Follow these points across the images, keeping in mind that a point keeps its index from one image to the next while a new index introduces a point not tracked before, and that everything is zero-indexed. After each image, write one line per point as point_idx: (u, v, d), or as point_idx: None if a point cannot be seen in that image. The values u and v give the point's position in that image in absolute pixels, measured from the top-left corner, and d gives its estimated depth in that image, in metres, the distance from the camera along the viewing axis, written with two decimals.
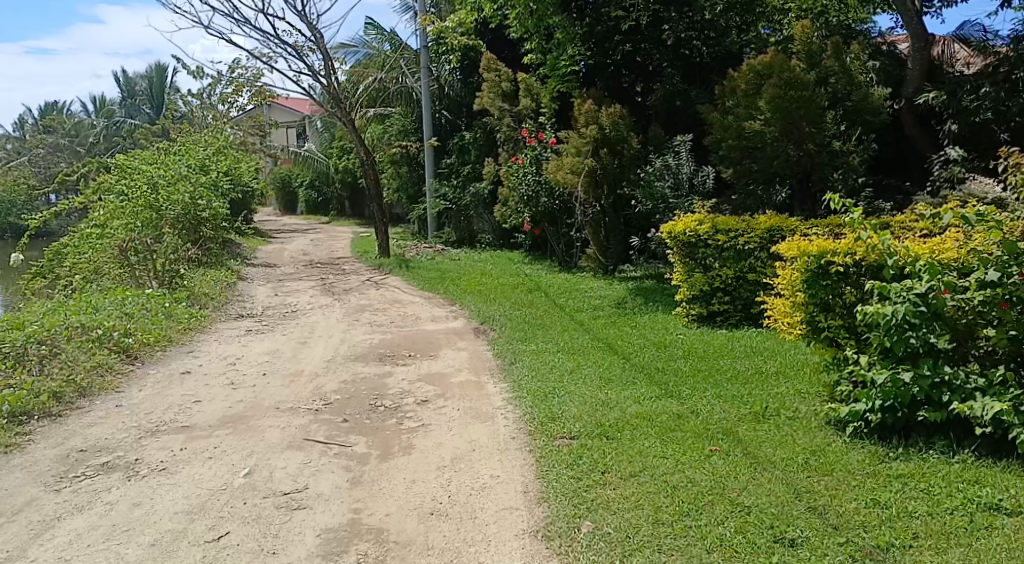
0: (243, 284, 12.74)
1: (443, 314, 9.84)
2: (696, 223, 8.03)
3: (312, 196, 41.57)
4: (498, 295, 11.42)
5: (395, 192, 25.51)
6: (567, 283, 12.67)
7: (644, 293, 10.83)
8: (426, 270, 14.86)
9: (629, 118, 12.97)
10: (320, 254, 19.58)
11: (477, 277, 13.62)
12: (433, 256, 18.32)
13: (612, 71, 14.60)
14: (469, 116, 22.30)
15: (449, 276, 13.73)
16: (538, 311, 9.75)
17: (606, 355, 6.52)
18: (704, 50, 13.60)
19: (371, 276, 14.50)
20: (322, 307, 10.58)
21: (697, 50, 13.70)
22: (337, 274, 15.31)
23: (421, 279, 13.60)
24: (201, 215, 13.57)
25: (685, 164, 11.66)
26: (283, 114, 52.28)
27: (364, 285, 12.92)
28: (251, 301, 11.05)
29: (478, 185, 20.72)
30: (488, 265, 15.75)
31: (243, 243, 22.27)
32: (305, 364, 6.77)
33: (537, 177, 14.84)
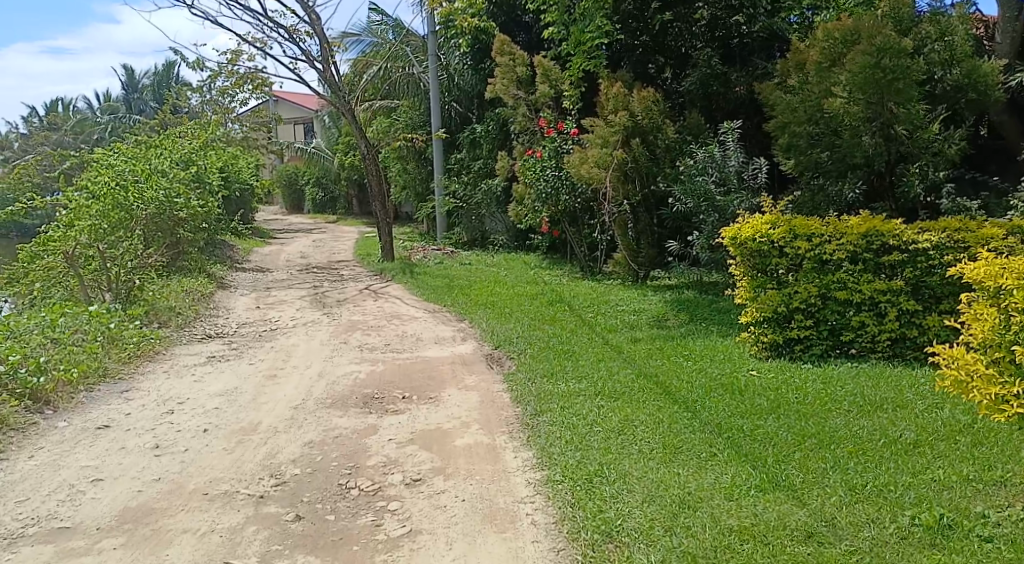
0: (222, 294, 11.14)
1: (449, 335, 8.21)
2: (768, 225, 6.37)
3: (318, 194, 40.05)
4: (513, 309, 9.79)
5: (402, 190, 23.90)
6: (592, 293, 11.02)
7: (687, 307, 9.17)
8: (431, 277, 13.22)
9: (664, 104, 11.28)
10: (318, 257, 18.01)
11: (489, 285, 11.96)
12: (442, 259, 16.72)
13: (641, 53, 12.89)
14: (481, 107, 20.65)
15: (457, 285, 12.10)
16: (561, 330, 8.09)
17: (663, 406, 4.89)
18: (744, 28, 12.01)
19: (370, 284, 12.89)
20: (307, 324, 8.97)
21: (735, 29, 12.11)
22: (333, 280, 13.72)
23: (426, 287, 11.99)
24: (178, 215, 12.01)
25: (733, 155, 9.98)
26: (291, 109, 50.79)
27: (360, 296, 11.31)
28: (226, 316, 9.46)
29: (489, 181, 19.27)
30: (501, 271, 14.10)
31: (238, 244, 20.73)
32: (263, 413, 5.16)
33: (557, 172, 13.30)
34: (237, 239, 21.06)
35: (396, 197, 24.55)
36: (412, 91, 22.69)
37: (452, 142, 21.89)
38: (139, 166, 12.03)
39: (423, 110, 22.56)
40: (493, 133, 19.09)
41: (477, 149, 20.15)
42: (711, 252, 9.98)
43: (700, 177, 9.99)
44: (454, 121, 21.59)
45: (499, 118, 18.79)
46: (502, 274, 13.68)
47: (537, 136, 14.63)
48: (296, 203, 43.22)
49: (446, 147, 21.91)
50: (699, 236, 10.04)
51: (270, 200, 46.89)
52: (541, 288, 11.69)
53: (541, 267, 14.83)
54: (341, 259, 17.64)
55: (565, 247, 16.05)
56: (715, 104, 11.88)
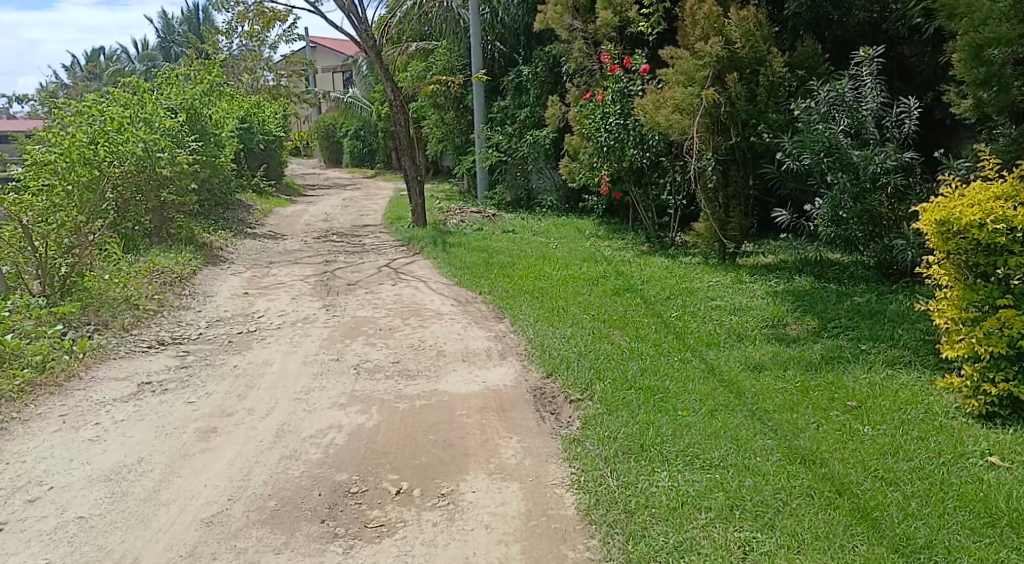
0: (208, 271, 9.03)
1: (483, 346, 5.93)
2: (1001, 202, 3.92)
3: (357, 146, 37.84)
4: (570, 302, 7.43)
5: (440, 143, 21.52)
6: (669, 276, 8.58)
7: (809, 306, 6.70)
8: (465, 250, 10.92)
9: (767, 29, 8.64)
10: (342, 221, 15.86)
11: (538, 263, 9.62)
12: (481, 225, 14.39)
13: None
14: (528, 46, 18.04)
15: (496, 262, 9.77)
16: (639, 344, 5.73)
17: (874, 560, 2.64)
18: None
19: (394, 258, 10.65)
20: (296, 321, 6.78)
21: None
22: (352, 252, 11.52)
23: (460, 264, 9.71)
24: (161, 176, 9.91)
25: (871, 93, 7.43)
26: (330, 56, 48.43)
27: (376, 277, 9.09)
28: (199, 308, 7.35)
29: (538, 132, 16.85)
30: (551, 243, 11.69)
31: (258, 202, 18.64)
32: (148, 539, 2.99)
33: (622, 120, 10.75)
34: (257, 199, 19.03)
35: (434, 151, 22.17)
36: (451, 30, 20.12)
37: (496, 88, 19.41)
38: (114, 115, 9.94)
39: (463, 51, 20.01)
40: (542, 74, 16.58)
41: (523, 94, 17.65)
42: (837, 225, 7.46)
43: (823, 124, 7.46)
44: (497, 64, 19.05)
45: (548, 56, 16.30)
46: (552, 246, 11.30)
47: (596, 77, 12.07)
48: (334, 156, 41.09)
49: (489, 94, 19.45)
50: (821, 202, 7.53)
51: (309, 153, 44.87)
52: (605, 267, 9.29)
53: (599, 236, 12.39)
54: (367, 222, 15.45)
55: (626, 212, 13.62)
56: (827, 26, 9.50)
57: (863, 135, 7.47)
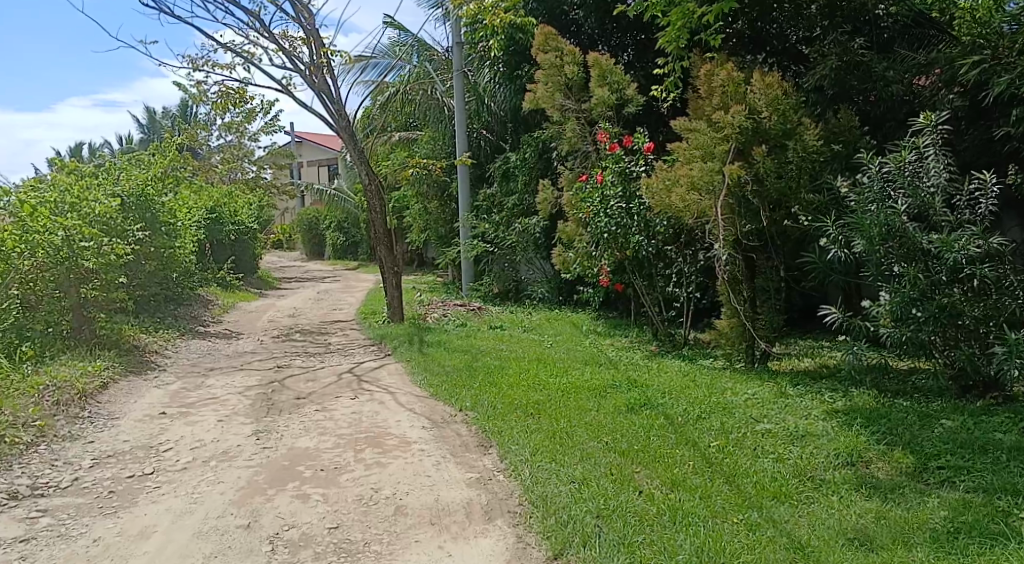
0: (125, 384, 7.36)
1: (459, 497, 4.27)
2: None
3: (340, 239, 36.52)
4: (573, 423, 5.79)
5: (422, 233, 20.21)
6: (693, 385, 7.01)
7: (888, 432, 5.15)
8: (442, 350, 9.34)
9: (794, 96, 7.43)
10: (310, 317, 14.28)
11: (530, 368, 8.03)
12: (464, 320, 12.87)
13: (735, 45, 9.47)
14: (515, 132, 16.98)
15: (480, 366, 8.16)
16: (679, 496, 4.10)
17: None
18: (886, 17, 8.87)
19: (361, 362, 9.03)
20: (212, 457, 5.10)
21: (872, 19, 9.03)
22: (313, 355, 9.89)
23: (437, 369, 8.10)
24: (82, 267, 8.41)
25: (937, 166, 6.13)
26: (315, 149, 47.76)
27: (333, 388, 7.43)
28: (92, 436, 5.68)
29: (526, 219, 15.67)
30: (545, 341, 10.16)
31: (222, 297, 17.06)
32: None
33: (625, 203, 9.34)
34: (220, 293, 17.47)
35: (416, 241, 20.83)
36: (434, 116, 19.13)
37: (482, 176, 18.26)
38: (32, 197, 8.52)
39: (447, 138, 18.95)
40: (531, 160, 15.37)
41: (510, 182, 16.45)
42: (906, 326, 6.01)
43: (881, 202, 6.14)
44: (483, 151, 17.97)
45: (537, 142, 15.14)
46: (546, 345, 9.75)
47: (592, 157, 10.83)
48: (316, 249, 39.69)
49: (475, 181, 18.27)
50: (883, 296, 6.10)
51: (291, 245, 43.52)
52: (611, 372, 7.73)
53: (598, 333, 10.87)
54: (338, 318, 13.87)
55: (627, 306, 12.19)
56: (848, 104, 8.64)
57: (930, 216, 6.14)
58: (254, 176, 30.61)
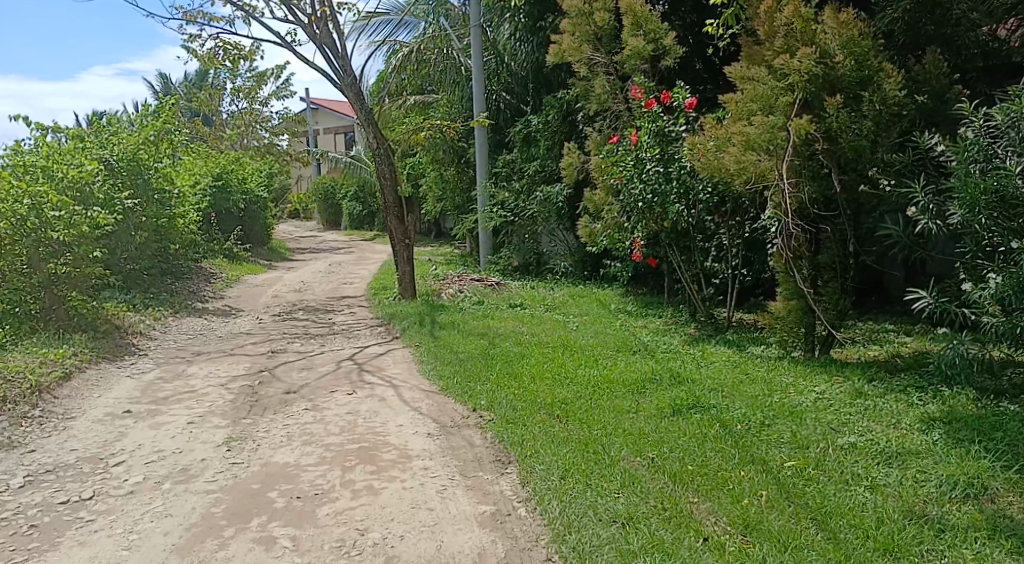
0: (93, 373, 6.45)
1: (468, 545, 3.30)
2: None
3: (356, 208, 35.50)
4: (608, 431, 4.77)
5: (438, 202, 19.14)
6: (748, 380, 5.96)
7: (1008, 450, 4.11)
8: (457, 333, 8.35)
9: (871, 39, 6.24)
10: (317, 292, 13.34)
11: (556, 356, 7.00)
12: (481, 297, 11.87)
13: None
14: (537, 93, 15.82)
15: (498, 353, 7.15)
16: (759, 552, 3.10)
17: None
18: None
19: (364, 347, 8.07)
20: (168, 476, 4.16)
21: None
22: (313, 337, 8.94)
23: (449, 357, 7.11)
24: (53, 240, 7.53)
25: None
26: (332, 117, 46.50)
27: (329, 381, 6.45)
28: (35, 444, 4.76)
29: (549, 187, 14.58)
30: (571, 322, 9.13)
31: (227, 269, 16.18)
32: None
33: (665, 166, 8.21)
34: (226, 266, 16.60)
35: (432, 211, 19.77)
36: (450, 77, 17.96)
37: (501, 141, 17.13)
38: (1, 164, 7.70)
39: (464, 101, 17.79)
40: (554, 123, 14.22)
41: (531, 147, 15.32)
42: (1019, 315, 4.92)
43: (989, 164, 5.00)
44: (503, 114, 16.79)
45: (560, 103, 13.99)
46: (572, 327, 8.72)
47: (624, 117, 9.66)
48: (332, 219, 38.73)
49: (493, 147, 17.15)
50: (989, 277, 5.01)
51: (307, 215, 42.59)
52: (650, 362, 6.67)
53: (629, 312, 9.82)
54: (347, 294, 12.93)
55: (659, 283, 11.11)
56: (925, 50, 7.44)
57: None
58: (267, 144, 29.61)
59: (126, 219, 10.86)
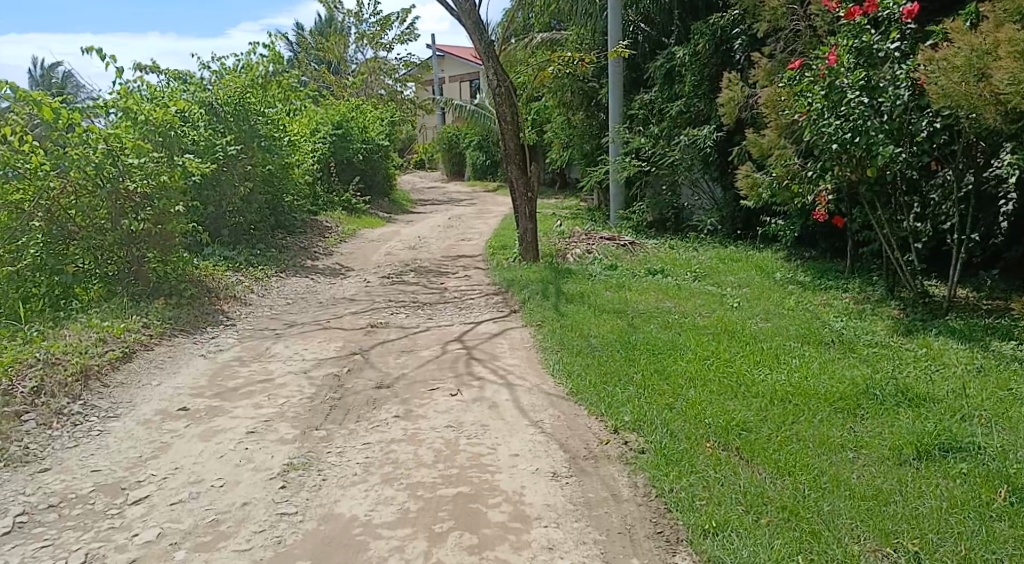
0: (160, 351, 5.46)
1: None
2: None
3: (479, 158, 34.37)
4: (828, 493, 3.25)
5: (565, 151, 17.49)
6: (1015, 403, 4.17)
7: None
8: (589, 308, 6.89)
9: None
10: (432, 249, 12.20)
11: (722, 346, 5.42)
12: (613, 260, 10.32)
13: None
14: (683, 22, 13.83)
15: (644, 340, 5.66)
16: None
17: None
18: None
19: (474, 324, 6.75)
20: (193, 532, 2.97)
21: None
22: (420, 306, 7.73)
23: (577, 344, 5.67)
24: (129, 193, 6.68)
25: None
26: (457, 63, 45.26)
27: (431, 372, 5.16)
28: (55, 457, 3.73)
29: (695, 130, 12.78)
30: (731, 296, 7.45)
31: (342, 221, 15.38)
32: None
33: (870, 96, 6.33)
34: (344, 218, 15.78)
35: (558, 160, 18.17)
36: (582, 9, 16.11)
37: (638, 80, 15.28)
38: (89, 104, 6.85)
39: (597, 36, 15.93)
40: (704, 54, 12.41)
41: (674, 85, 13.45)
42: None
43: None
44: (641, 49, 15.00)
45: (711, 30, 12.24)
46: (733, 304, 7.04)
47: (804, 38, 7.95)
48: (455, 169, 37.80)
49: (628, 87, 15.30)
50: None
51: (431, 166, 41.89)
52: (855, 367, 4.99)
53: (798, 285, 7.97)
54: (463, 252, 11.71)
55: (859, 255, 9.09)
56: None
57: None
58: (391, 91, 28.78)
59: (229, 167, 10.04)
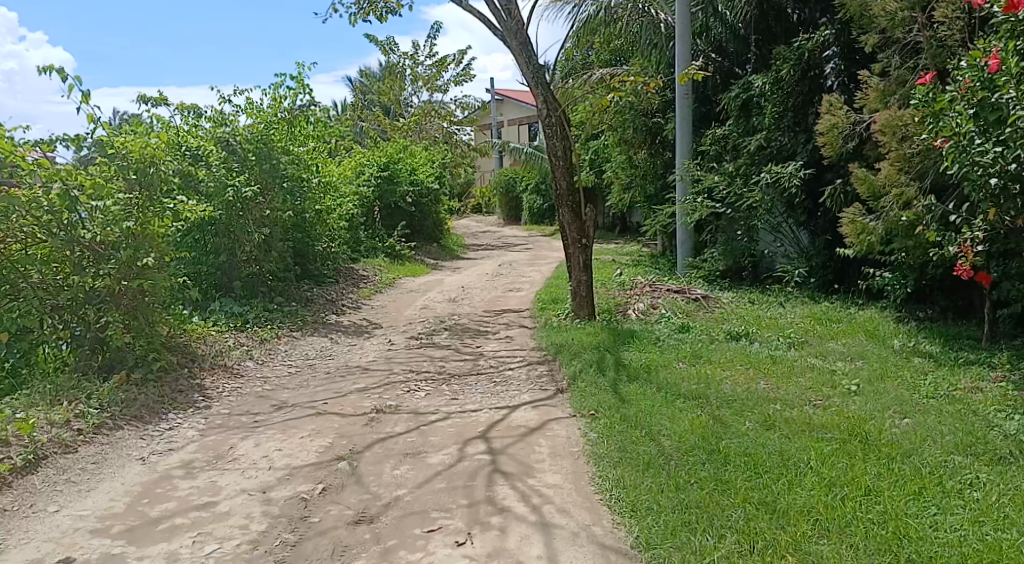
0: (86, 455, 4.14)
1: None
2: None
3: (537, 202, 33.16)
4: None
5: (626, 192, 15.94)
6: None
7: None
8: (659, 391, 5.34)
9: None
10: (474, 303, 10.79)
11: (858, 466, 3.83)
12: (683, 321, 8.71)
13: None
14: (762, 49, 12.43)
15: (740, 449, 4.11)
16: None
17: None
18: None
19: (509, 412, 5.23)
20: None
21: None
22: (446, 380, 6.27)
23: (644, 452, 4.12)
24: (88, 244, 5.46)
25: None
26: (516, 107, 44.52)
27: (434, 495, 3.66)
28: None
29: (779, 166, 11.20)
30: (845, 381, 5.79)
31: (383, 270, 14.15)
32: None
33: None
34: (385, 266, 14.52)
35: (618, 203, 16.64)
36: (646, 39, 14.74)
37: (707, 116, 13.78)
38: (55, 139, 5.70)
39: (663, 67, 14.51)
40: (790, 81, 10.97)
41: (753, 118, 12.01)
42: None
43: None
44: (711, 81, 13.52)
45: (797, 53, 10.85)
46: (851, 394, 5.40)
47: (933, 50, 6.44)
48: (512, 214, 36.53)
49: (697, 122, 13.82)
50: None
51: (488, 210, 40.79)
52: None
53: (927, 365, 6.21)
54: (509, 307, 10.25)
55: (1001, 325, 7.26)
56: None
57: None
58: (445, 134, 27.86)
59: (244, 212, 8.90)
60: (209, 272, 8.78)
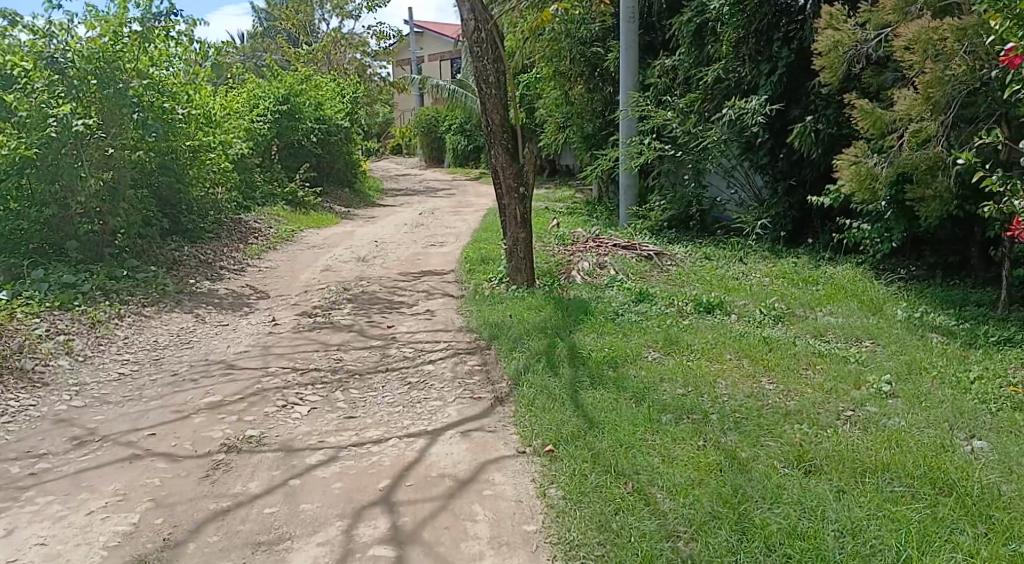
0: None
1: None
2: None
3: (460, 143, 31.13)
4: None
5: (560, 132, 14.32)
6: None
7: None
8: (640, 406, 3.86)
9: None
10: (387, 262, 9.07)
11: (979, 557, 2.44)
12: (637, 286, 7.30)
13: None
14: None
15: (787, 522, 2.67)
16: None
17: None
18: None
19: (427, 440, 3.65)
20: None
21: None
22: (343, 382, 4.64)
23: (640, 533, 2.64)
24: None
25: None
26: (437, 40, 41.72)
27: None
28: None
29: (742, 101, 9.77)
30: (869, 376, 4.44)
31: (283, 219, 12.18)
32: None
33: None
34: (285, 215, 12.51)
35: (552, 144, 14.96)
36: None
37: (652, 45, 12.24)
38: None
39: None
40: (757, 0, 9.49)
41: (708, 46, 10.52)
42: None
43: None
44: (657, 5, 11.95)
45: None
46: (889, 401, 4.05)
47: None
48: (435, 155, 34.23)
49: (641, 52, 12.28)
50: None
51: (409, 151, 38.26)
52: None
53: (954, 349, 4.97)
54: (429, 267, 8.58)
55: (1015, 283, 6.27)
56: None
57: None
58: (358, 67, 25.28)
59: (77, 153, 6.87)
60: (34, 229, 7.03)
